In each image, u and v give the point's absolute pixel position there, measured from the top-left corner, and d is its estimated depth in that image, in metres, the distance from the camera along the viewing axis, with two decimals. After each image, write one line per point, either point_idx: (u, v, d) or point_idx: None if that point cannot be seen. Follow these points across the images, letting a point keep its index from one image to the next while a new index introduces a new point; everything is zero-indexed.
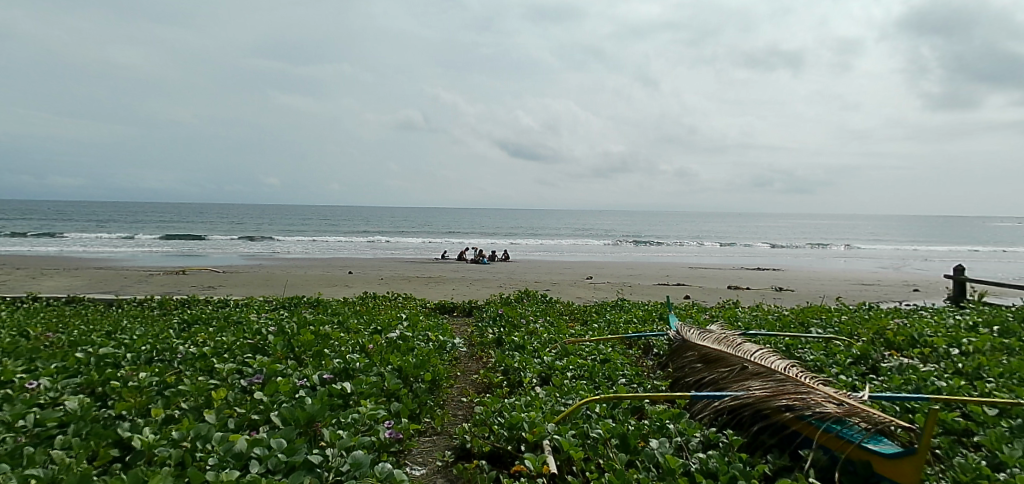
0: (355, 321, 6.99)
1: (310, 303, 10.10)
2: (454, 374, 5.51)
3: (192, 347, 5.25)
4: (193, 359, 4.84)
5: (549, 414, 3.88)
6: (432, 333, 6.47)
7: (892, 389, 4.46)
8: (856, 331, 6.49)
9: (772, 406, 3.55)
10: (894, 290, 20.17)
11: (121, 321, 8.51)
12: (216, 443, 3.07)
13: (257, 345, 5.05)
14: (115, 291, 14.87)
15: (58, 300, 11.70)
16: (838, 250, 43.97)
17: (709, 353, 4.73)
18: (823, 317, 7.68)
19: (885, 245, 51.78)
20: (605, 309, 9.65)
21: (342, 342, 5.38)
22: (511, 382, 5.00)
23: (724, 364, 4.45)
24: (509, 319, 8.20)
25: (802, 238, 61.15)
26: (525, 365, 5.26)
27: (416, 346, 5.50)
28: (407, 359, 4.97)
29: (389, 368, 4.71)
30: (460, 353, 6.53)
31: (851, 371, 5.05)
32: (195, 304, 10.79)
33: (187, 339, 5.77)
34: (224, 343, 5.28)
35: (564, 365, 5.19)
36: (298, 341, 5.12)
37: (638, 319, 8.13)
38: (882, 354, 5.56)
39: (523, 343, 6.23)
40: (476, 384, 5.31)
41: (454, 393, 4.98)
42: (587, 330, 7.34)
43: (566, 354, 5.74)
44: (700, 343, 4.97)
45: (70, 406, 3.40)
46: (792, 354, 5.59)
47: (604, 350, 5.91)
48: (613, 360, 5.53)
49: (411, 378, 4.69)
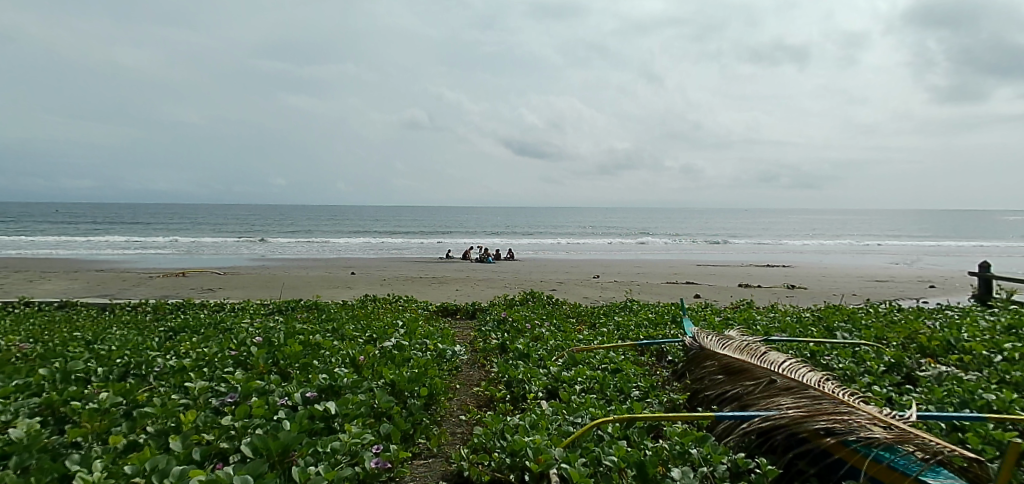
0: (350, 328, 6.61)
1: (308, 307, 9.72)
2: (453, 386, 5.12)
3: (171, 359, 4.89)
4: (169, 375, 4.46)
5: (555, 437, 3.47)
6: (430, 341, 6.08)
7: (935, 404, 4.04)
8: (886, 335, 6.05)
9: (809, 429, 3.15)
10: (909, 287, 19.57)
11: (110, 328, 8.21)
12: (174, 479, 2.70)
13: (239, 357, 4.67)
14: (112, 294, 14.56)
15: (50, 305, 11.40)
16: (849, 246, 43.22)
17: (731, 364, 4.30)
18: (848, 320, 7.24)
19: (896, 241, 50.95)
20: (613, 311, 9.26)
21: (332, 353, 4.99)
22: (514, 396, 4.61)
23: (748, 377, 4.03)
24: (513, 324, 7.81)
25: (812, 234, 60.30)
26: (530, 377, 4.84)
27: (412, 357, 5.11)
28: (402, 371, 4.57)
29: (380, 383, 4.30)
30: (461, 362, 6.15)
31: (884, 382, 4.63)
32: (190, 308, 10.46)
33: (168, 351, 5.40)
34: (205, 355, 4.92)
35: (572, 377, 4.78)
36: (283, 353, 4.73)
37: (649, 323, 7.71)
38: (916, 361, 5.13)
39: (527, 351, 5.82)
40: (477, 397, 4.92)
41: (453, 410, 4.59)
42: (597, 335, 6.92)
43: (574, 364, 5.32)
44: (720, 352, 4.56)
45: (14, 434, 3.04)
46: (818, 362, 5.17)
47: (615, 359, 5.50)
48: (624, 370, 5.12)
49: (406, 394, 4.29)
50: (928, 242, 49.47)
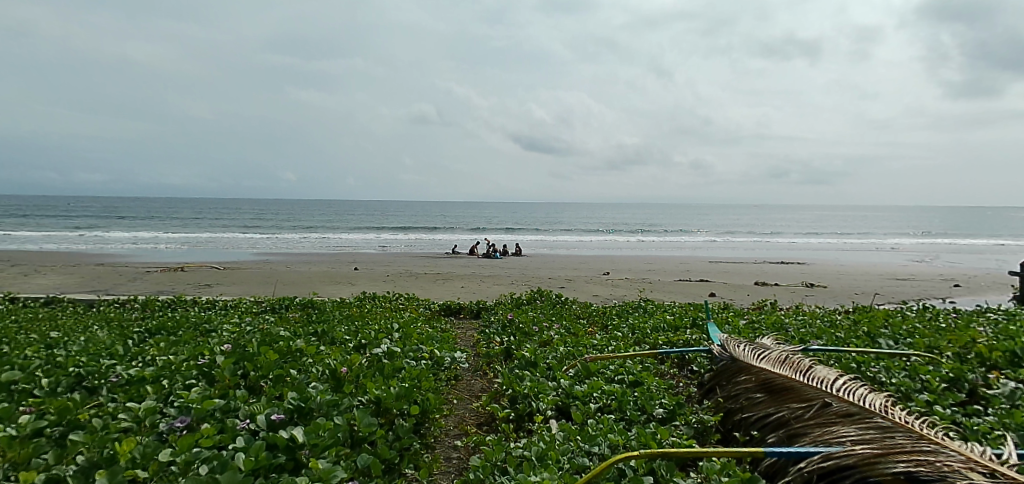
0: (339, 330, 6.02)
1: (302, 306, 9.17)
2: (448, 400, 4.53)
3: (131, 369, 4.30)
4: (124, 388, 3.90)
5: (569, 476, 2.87)
6: (427, 346, 5.45)
7: (1016, 431, 3.42)
8: (938, 343, 5.38)
9: (882, 472, 2.57)
10: (934, 287, 18.61)
11: (88, 327, 7.71)
12: None
13: (205, 368, 4.08)
14: (104, 290, 14.11)
15: (35, 301, 10.93)
16: (863, 244, 42.06)
17: (773, 381, 3.67)
18: (886, 324, 6.61)
19: (911, 238, 49.70)
20: (626, 312, 8.66)
21: (311, 364, 4.40)
22: (520, 415, 4.00)
23: (796, 398, 3.41)
24: (519, 326, 7.19)
25: (824, 231, 59.16)
26: (537, 393, 4.21)
27: (404, 366, 4.52)
28: (388, 384, 3.95)
29: (363, 400, 3.67)
30: (461, 369, 5.55)
31: (949, 400, 4.00)
32: (179, 305, 9.95)
33: (132, 357, 4.81)
34: (171, 363, 4.34)
35: (586, 392, 4.16)
36: (254, 362, 4.13)
37: (666, 327, 7.07)
38: (981, 375, 4.48)
39: (535, 359, 5.17)
40: (478, 414, 4.32)
41: (449, 430, 4.00)
42: (611, 340, 6.33)
43: (587, 375, 4.70)
44: (756, 366, 3.94)
45: None
46: (866, 375, 4.53)
47: (634, 370, 4.86)
48: (645, 383, 4.50)
49: (393, 413, 3.66)
50: (946, 240, 48.15)
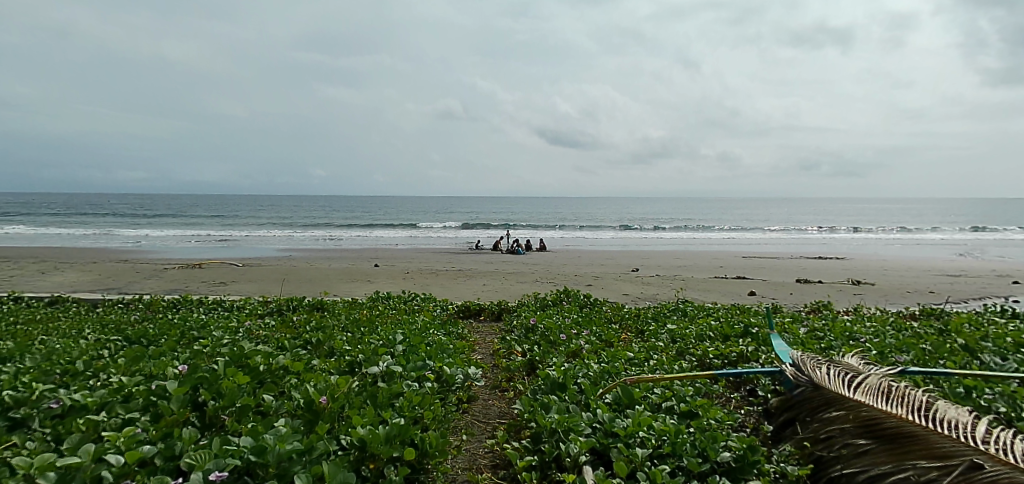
0: (336, 341, 5.20)
1: (312, 308, 8.41)
2: (457, 433, 3.70)
3: (72, 392, 3.53)
4: (56, 421, 3.17)
5: None
6: (435, 361, 4.59)
7: None
8: None
9: None
10: (992, 284, 17.15)
11: (77, 332, 7.05)
12: None
13: (153, 398, 3.28)
14: (117, 288, 13.72)
15: (40, 301, 10.43)
16: (903, 238, 40.17)
17: (880, 423, 2.75)
18: (981, 334, 5.59)
19: (954, 231, 47.51)
20: (664, 314, 7.79)
21: (287, 390, 3.61)
22: (547, 461, 3.15)
23: (924, 453, 2.50)
24: (545, 333, 6.29)
25: (859, 224, 57.15)
26: (568, 429, 3.34)
27: (403, 392, 3.69)
28: (377, 418, 3.13)
29: (344, 444, 2.86)
30: (476, 387, 4.70)
31: None
32: (183, 305, 9.36)
33: (87, 377, 4.06)
34: (121, 386, 3.58)
35: (630, 429, 3.29)
36: (216, 386, 3.38)
37: (714, 335, 6.12)
38: None
39: (562, 380, 4.27)
40: (492, 452, 3.48)
41: (455, 477, 3.17)
42: (654, 351, 5.44)
43: (627, 403, 3.81)
44: (853, 397, 3.01)
45: None
46: (986, 406, 3.58)
47: (685, 395, 3.94)
48: (700, 416, 3.60)
49: (383, 460, 2.85)
50: (992, 233, 45.89)
